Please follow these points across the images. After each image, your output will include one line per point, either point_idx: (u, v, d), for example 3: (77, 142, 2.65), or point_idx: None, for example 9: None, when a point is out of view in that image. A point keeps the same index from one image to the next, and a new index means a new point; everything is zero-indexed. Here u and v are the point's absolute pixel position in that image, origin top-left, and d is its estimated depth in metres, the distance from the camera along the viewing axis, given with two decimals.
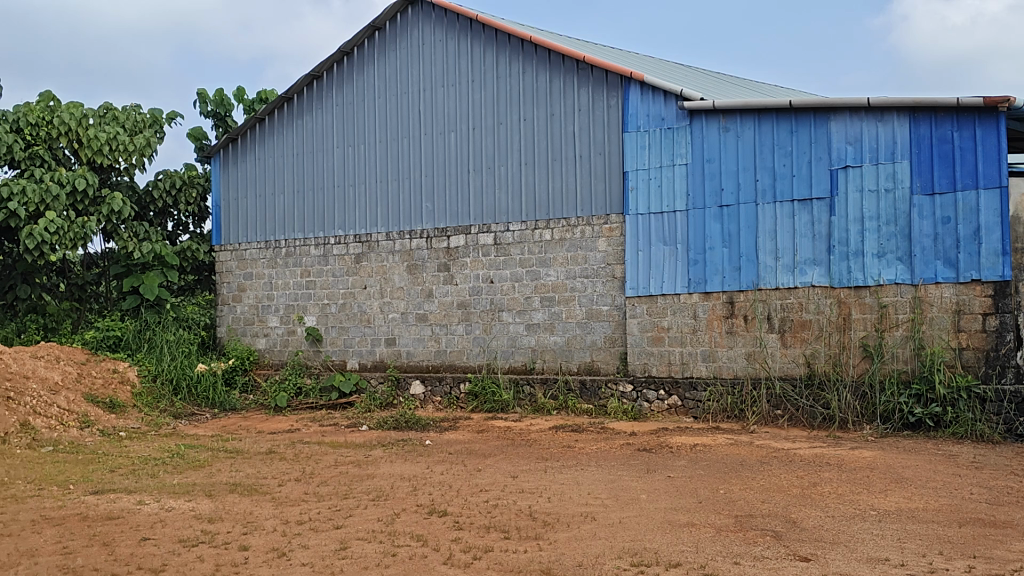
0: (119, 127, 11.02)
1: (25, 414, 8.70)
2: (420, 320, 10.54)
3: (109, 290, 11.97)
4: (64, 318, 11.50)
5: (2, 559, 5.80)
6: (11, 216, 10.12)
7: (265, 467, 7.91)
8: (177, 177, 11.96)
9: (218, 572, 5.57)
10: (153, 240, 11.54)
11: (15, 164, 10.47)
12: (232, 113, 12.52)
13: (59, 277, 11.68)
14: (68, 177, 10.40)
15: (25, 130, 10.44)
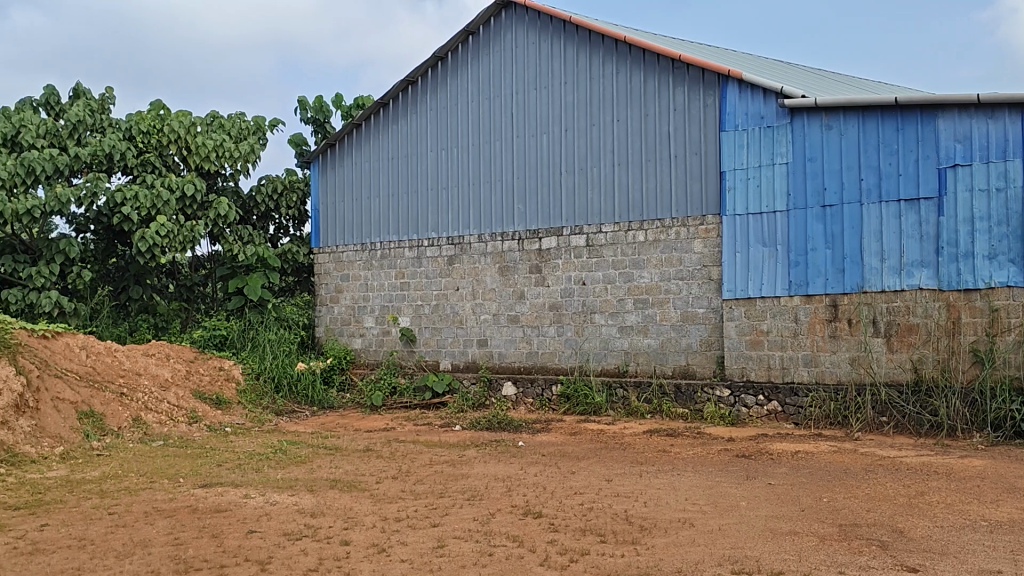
0: (225, 134, 11.43)
1: (137, 409, 9.16)
2: (512, 321, 10.59)
3: (215, 291, 12.45)
4: (173, 318, 11.92)
5: (119, 548, 6.10)
6: (125, 220, 10.58)
7: (363, 464, 8.08)
8: (278, 182, 12.36)
9: (321, 565, 5.72)
10: (256, 243, 11.94)
11: (128, 170, 10.95)
12: (331, 119, 12.85)
13: (169, 279, 12.16)
14: (178, 183, 10.83)
15: (138, 138, 10.98)
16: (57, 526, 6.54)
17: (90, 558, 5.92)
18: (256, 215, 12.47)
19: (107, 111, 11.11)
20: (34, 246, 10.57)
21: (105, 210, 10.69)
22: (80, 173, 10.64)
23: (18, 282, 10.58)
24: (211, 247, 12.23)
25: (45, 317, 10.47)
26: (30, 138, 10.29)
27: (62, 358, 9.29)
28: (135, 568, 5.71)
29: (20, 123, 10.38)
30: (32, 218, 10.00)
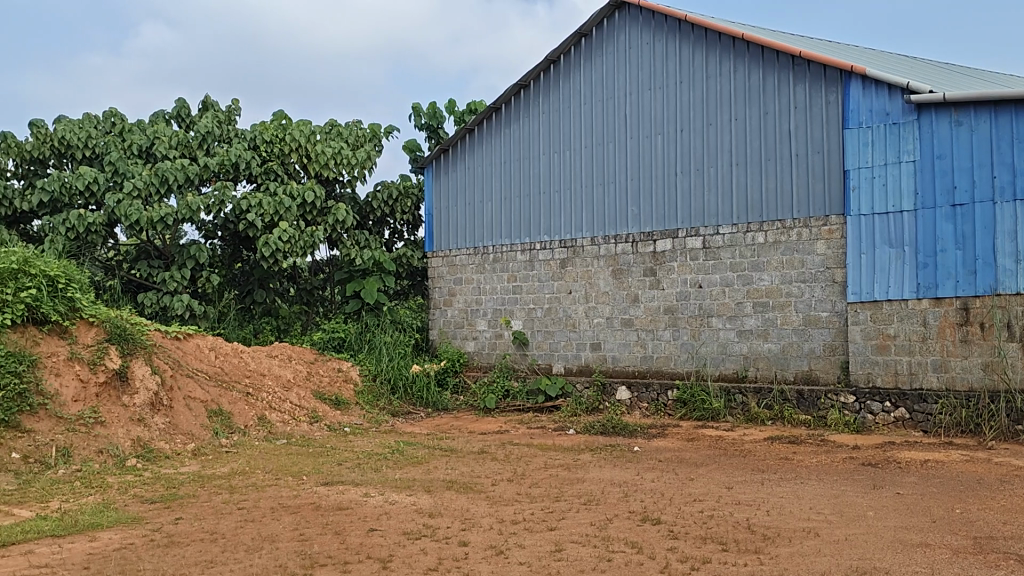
0: (343, 142, 11.76)
1: (262, 409, 9.54)
2: (626, 325, 10.52)
3: (333, 295, 12.76)
4: (295, 320, 12.35)
5: (249, 543, 6.35)
6: (250, 226, 11.00)
7: (478, 466, 8.17)
8: (394, 188, 12.60)
9: (441, 565, 5.79)
10: (372, 248, 12.24)
11: (253, 178, 11.37)
12: (444, 125, 13.06)
13: (290, 282, 12.58)
14: (299, 190, 11.19)
15: (262, 147, 11.41)
16: (191, 519, 6.86)
17: (222, 552, 6.18)
18: (372, 219, 12.79)
19: (233, 123, 11.61)
20: (167, 252, 11.10)
21: (231, 218, 11.12)
22: (208, 181, 11.12)
23: (153, 285, 11.14)
24: (330, 251, 12.58)
25: (177, 318, 10.98)
26: (163, 149, 10.83)
27: (193, 358, 9.79)
28: (264, 562, 5.92)
29: (154, 135, 10.95)
30: (165, 226, 10.48)
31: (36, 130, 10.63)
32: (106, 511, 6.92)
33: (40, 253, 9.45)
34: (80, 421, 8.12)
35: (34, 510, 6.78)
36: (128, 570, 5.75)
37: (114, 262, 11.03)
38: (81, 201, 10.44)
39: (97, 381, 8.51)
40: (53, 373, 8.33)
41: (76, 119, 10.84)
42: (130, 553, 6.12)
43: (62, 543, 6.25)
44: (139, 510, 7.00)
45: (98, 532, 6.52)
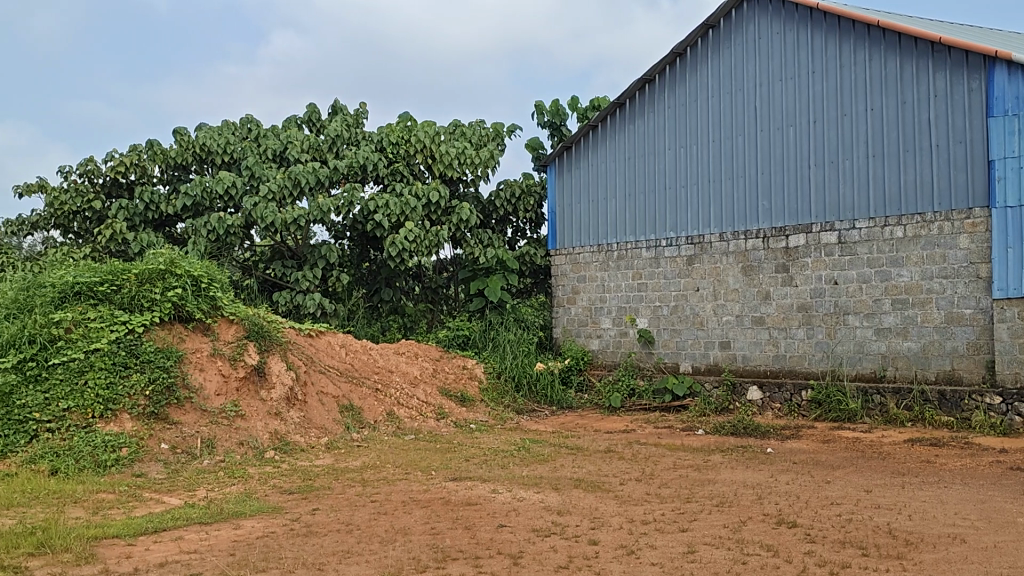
0: (467, 142, 11.90)
1: (391, 404, 9.80)
2: (757, 323, 10.26)
3: (457, 293, 12.96)
4: (420, 318, 12.73)
5: (383, 535, 6.51)
6: (378, 226, 11.28)
7: (606, 465, 8.15)
8: (516, 186, 12.68)
9: (571, 563, 5.77)
10: (495, 247, 12.34)
11: (380, 180, 11.67)
12: (566, 122, 13.06)
13: (416, 281, 12.86)
14: (424, 191, 11.39)
15: (388, 149, 11.68)
16: (327, 510, 7.08)
17: (357, 543, 6.35)
18: (495, 218, 12.95)
19: (361, 126, 11.95)
20: (300, 252, 11.50)
21: (359, 219, 11.42)
22: (338, 183, 11.46)
23: (287, 285, 11.57)
24: (454, 250, 12.78)
25: (310, 316, 11.37)
26: (296, 153, 11.25)
27: (325, 355, 10.13)
28: (398, 554, 6.05)
29: (287, 140, 11.38)
30: (298, 227, 10.87)
31: (179, 138, 11.24)
32: (248, 500, 7.23)
33: (184, 254, 9.97)
34: (222, 414, 8.56)
35: (182, 498, 7.16)
36: (270, 558, 5.99)
37: (250, 262, 11.52)
38: (221, 204, 10.96)
39: (237, 376, 8.94)
40: (198, 368, 8.78)
41: (216, 126, 11.40)
42: (272, 542, 6.37)
43: (209, 530, 6.56)
44: (279, 500, 7.28)
45: (242, 520, 6.82)
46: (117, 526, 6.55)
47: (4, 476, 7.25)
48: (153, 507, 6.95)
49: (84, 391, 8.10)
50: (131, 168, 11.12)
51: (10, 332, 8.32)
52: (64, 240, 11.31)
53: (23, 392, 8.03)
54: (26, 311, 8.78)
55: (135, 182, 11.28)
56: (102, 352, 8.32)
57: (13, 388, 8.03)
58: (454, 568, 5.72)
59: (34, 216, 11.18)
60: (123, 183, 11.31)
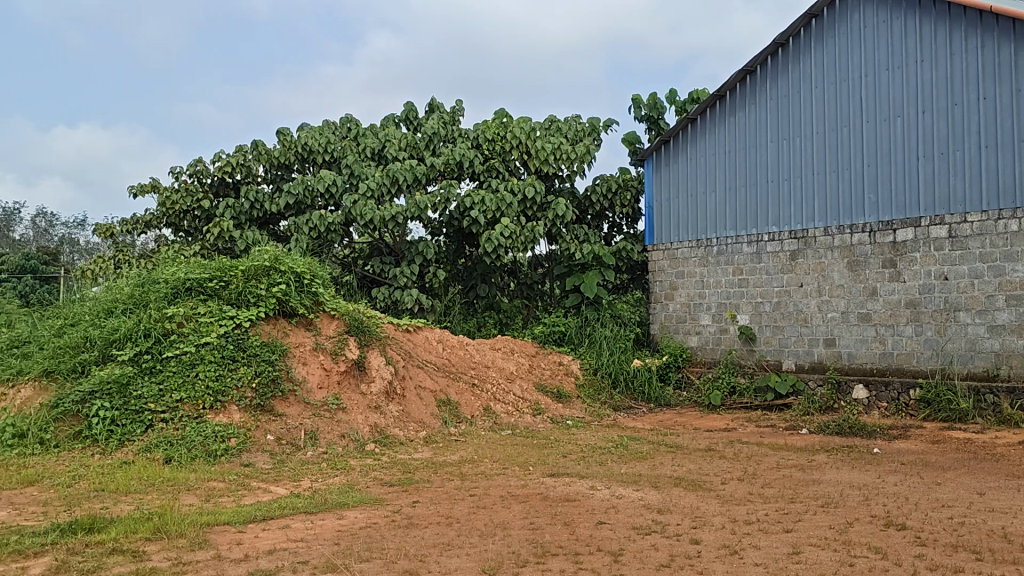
0: (563, 137, 11.85)
1: (488, 400, 9.89)
2: (863, 320, 9.94)
3: (553, 289, 12.95)
4: (516, 314, 12.86)
5: (482, 528, 6.56)
6: (474, 223, 11.38)
7: (706, 464, 8.03)
8: (612, 181, 12.57)
9: (672, 562, 5.69)
10: (591, 243, 12.28)
11: (476, 176, 11.76)
12: (665, 116, 12.92)
13: (511, 277, 12.95)
14: (520, 187, 11.42)
15: (484, 146, 11.79)
16: (427, 503, 7.18)
17: (457, 536, 6.41)
18: (591, 214, 12.91)
19: (458, 123, 12.09)
20: (397, 249, 11.69)
21: (455, 215, 11.53)
22: (435, 181, 11.61)
23: (385, 281, 11.80)
24: (550, 246, 12.79)
25: (407, 311, 11.56)
26: (394, 151, 11.45)
27: (423, 350, 10.30)
28: (498, 548, 6.09)
29: (386, 138, 11.59)
30: (396, 224, 11.02)
31: (282, 138, 11.57)
32: (351, 491, 7.38)
33: (288, 251, 10.26)
34: (325, 407, 8.78)
35: (288, 487, 7.36)
36: (373, 548, 6.10)
37: (350, 259, 11.79)
38: (322, 203, 11.24)
39: (339, 369, 9.16)
40: (301, 362, 9.04)
41: (317, 126, 11.71)
42: (374, 533, 6.49)
43: (314, 520, 6.74)
44: (380, 492, 7.41)
45: (345, 511, 6.97)
46: (227, 514, 6.78)
47: (122, 464, 7.63)
48: (261, 495, 7.17)
49: (195, 383, 8.44)
50: (237, 168, 11.51)
51: (128, 326, 8.86)
52: (175, 238, 11.82)
53: (139, 383, 8.45)
54: (142, 306, 9.28)
55: (241, 182, 11.67)
56: (212, 345, 8.68)
57: (130, 378, 8.49)
58: (553, 563, 5.71)
59: (147, 215, 11.68)
60: (229, 183, 11.72)
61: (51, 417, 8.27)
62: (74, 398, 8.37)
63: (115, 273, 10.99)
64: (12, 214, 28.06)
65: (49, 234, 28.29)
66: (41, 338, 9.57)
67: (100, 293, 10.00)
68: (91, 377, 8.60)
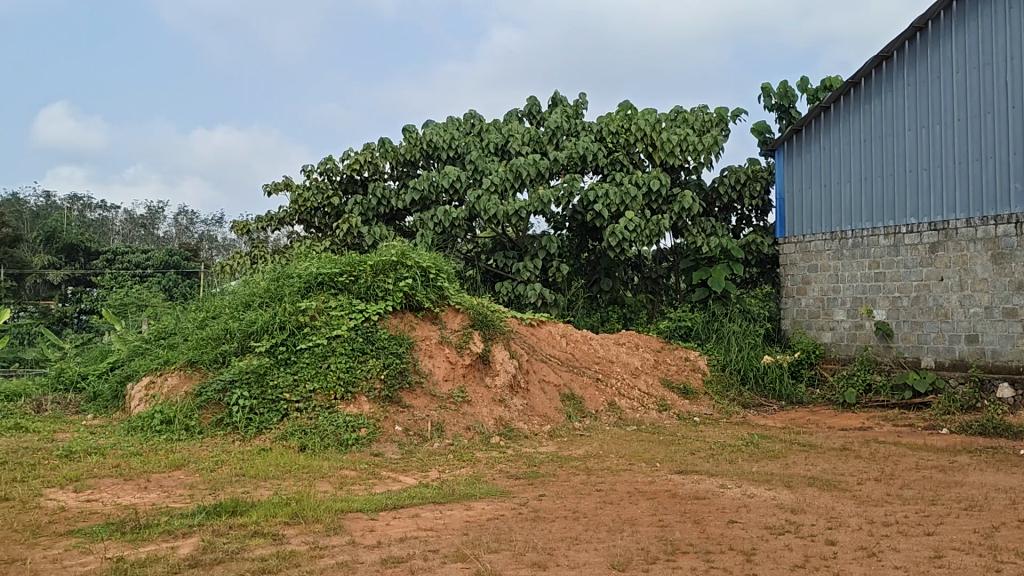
0: (689, 129, 11.61)
1: (612, 395, 9.84)
2: (1009, 316, 9.37)
3: (678, 284, 12.81)
4: (640, 309, 12.62)
5: (610, 524, 6.52)
6: (597, 217, 11.35)
7: (841, 465, 7.74)
8: (741, 172, 12.28)
9: (808, 562, 5.49)
10: (719, 236, 12.03)
11: (599, 170, 11.72)
12: (795, 105, 12.52)
13: (635, 271, 12.84)
14: (644, 179, 11.29)
15: (608, 139, 11.72)
16: (554, 497, 7.19)
17: (585, 531, 6.38)
18: (718, 206, 12.64)
19: (581, 117, 12.07)
20: (520, 243, 11.76)
21: (579, 209, 11.52)
22: (558, 175, 11.62)
23: (508, 275, 11.89)
24: (675, 239, 12.64)
25: (530, 305, 11.63)
26: (518, 145, 11.50)
27: (547, 344, 10.37)
28: (627, 544, 6.03)
29: (509, 133, 11.67)
30: (520, 219, 11.06)
31: (408, 135, 11.86)
32: (478, 483, 7.47)
33: (413, 246, 10.49)
34: (450, 399, 8.92)
35: (417, 477, 7.51)
36: (501, 539, 6.15)
37: (473, 254, 11.93)
38: (446, 198, 11.43)
39: (464, 363, 9.29)
40: (427, 355, 9.23)
41: (442, 123, 11.92)
42: (502, 524, 6.55)
43: (443, 509, 6.85)
44: (507, 484, 7.47)
45: (473, 502, 7.05)
46: (360, 501, 6.98)
47: (261, 451, 7.95)
48: (391, 485, 7.34)
49: (327, 374, 8.75)
50: (365, 166, 11.86)
51: (265, 318, 9.26)
52: (307, 234, 12.27)
53: (276, 374, 8.82)
54: (278, 300, 9.68)
55: (369, 179, 12.02)
56: (342, 338, 8.99)
57: (267, 369, 8.86)
58: (684, 561, 5.60)
59: (280, 213, 12.17)
60: (358, 180, 12.06)
61: (195, 404, 8.72)
62: (216, 386, 8.78)
63: (251, 268, 11.50)
64: (156, 213, 29.84)
65: (190, 232, 29.94)
66: (185, 330, 10.10)
67: (238, 288, 10.48)
68: (231, 367, 9.01)
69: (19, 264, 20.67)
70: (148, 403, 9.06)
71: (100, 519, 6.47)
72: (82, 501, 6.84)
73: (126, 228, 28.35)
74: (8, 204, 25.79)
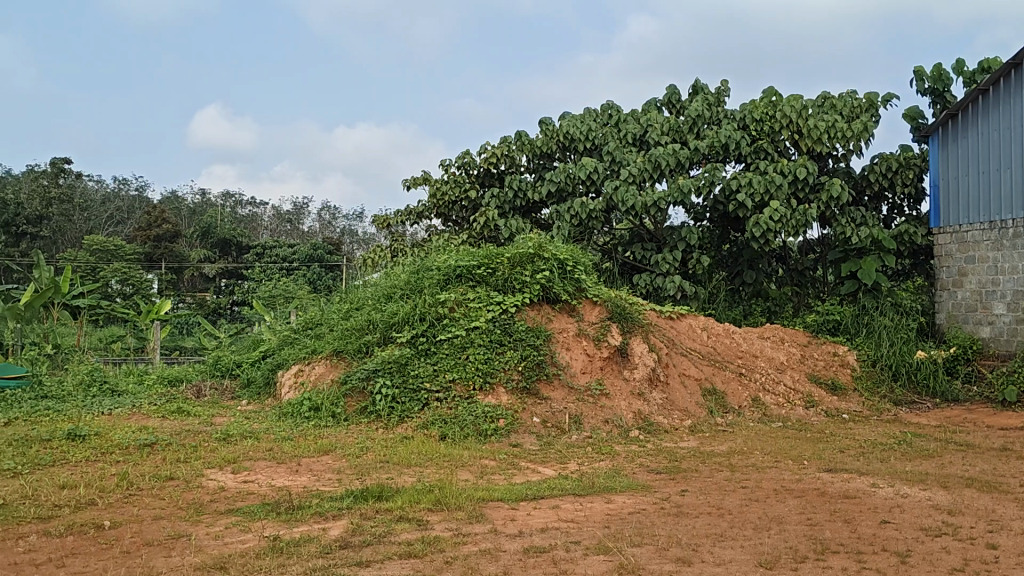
0: (837, 115, 11.16)
1: (756, 390, 9.61)
2: None
3: (826, 276, 12.46)
4: (785, 302, 12.36)
5: (756, 521, 6.32)
6: (740, 207, 11.10)
7: (1003, 466, 7.27)
8: (893, 159, 11.70)
9: (969, 567, 5.17)
10: (870, 226, 11.49)
11: (742, 158, 11.48)
12: (950, 88, 11.83)
13: (780, 263, 12.52)
14: (790, 167, 10.93)
15: (751, 126, 11.44)
16: (696, 493, 7.04)
17: (730, 528, 6.19)
18: (868, 195, 12.12)
19: (722, 104, 11.78)
20: (659, 235, 11.62)
21: (720, 199, 11.28)
22: (699, 164, 11.45)
23: (646, 267, 11.77)
24: (822, 230, 12.24)
25: (669, 298, 11.49)
26: (657, 135, 11.35)
27: (687, 338, 10.21)
28: (774, 542, 5.82)
29: (648, 123, 11.55)
30: (659, 210, 10.92)
31: (545, 127, 11.98)
32: (619, 476, 7.41)
33: (550, 238, 10.54)
34: (588, 392, 8.91)
35: (556, 469, 7.50)
36: (644, 534, 6.07)
37: (610, 246, 11.91)
38: (583, 189, 11.42)
39: (602, 355, 9.27)
40: (565, 347, 9.26)
41: (579, 114, 11.96)
42: (644, 519, 6.46)
43: (583, 502, 6.82)
44: (647, 478, 7.37)
45: (613, 495, 6.99)
46: (501, 491, 7.04)
47: (403, 439, 8.15)
48: (531, 476, 7.37)
49: (466, 364, 8.91)
50: (501, 159, 12.05)
51: (406, 309, 9.52)
52: (445, 227, 12.56)
53: (417, 364, 9.05)
54: (417, 291, 9.94)
55: (505, 172, 12.20)
56: (481, 330, 9.14)
57: (408, 359, 9.10)
58: (834, 561, 5.35)
59: (419, 207, 12.50)
60: (494, 173, 12.28)
61: (341, 393, 9.04)
62: (360, 375, 9.07)
63: (391, 261, 11.84)
64: (302, 208, 31.19)
65: (333, 226, 31.07)
66: (330, 321, 10.51)
67: (380, 280, 10.82)
68: (374, 357, 9.31)
69: (179, 258, 22.11)
70: (297, 390, 9.48)
71: (256, 499, 6.80)
72: (240, 482, 7.21)
73: (273, 223, 29.79)
74: (169, 202, 27.66)
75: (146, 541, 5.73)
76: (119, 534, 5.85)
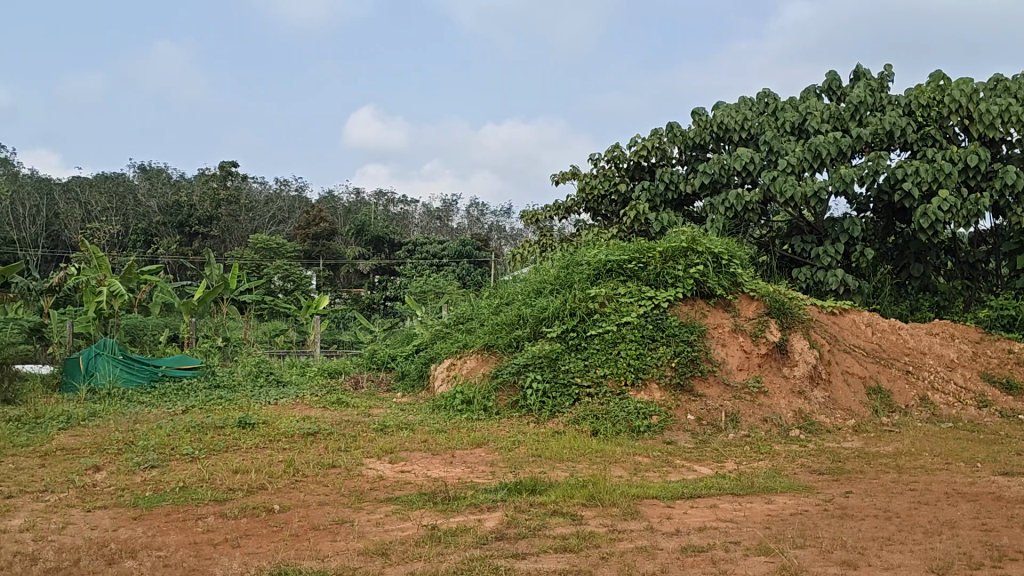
0: (1012, 98, 10.36)
1: (925, 389, 9.07)
2: None
3: (999, 269, 11.69)
4: (956, 296, 11.69)
5: (926, 525, 5.92)
6: (906, 196, 10.45)
7: None
8: None
9: None
10: None
11: (907, 146, 10.84)
12: None
13: (949, 256, 11.82)
14: (960, 154, 10.26)
15: (918, 112, 10.82)
16: (862, 494, 6.66)
17: (898, 531, 5.83)
18: None
19: (886, 90, 11.20)
20: (820, 227, 11.21)
21: (884, 188, 10.69)
22: (861, 153, 10.88)
23: (806, 260, 11.38)
24: (995, 221, 11.43)
25: (831, 292, 11.05)
26: (817, 123, 10.87)
27: (850, 334, 9.75)
28: (947, 547, 5.42)
29: (807, 111, 11.08)
30: (819, 200, 10.50)
31: (698, 118, 11.77)
32: (780, 477, 7.11)
33: (705, 231, 10.30)
34: (745, 390, 8.64)
35: (713, 467, 7.29)
36: (808, 535, 5.79)
37: (767, 239, 11.59)
38: (738, 180, 11.13)
39: (759, 352, 8.97)
40: (720, 343, 9.03)
41: (733, 104, 11.63)
42: (807, 520, 6.17)
43: (742, 501, 6.59)
44: (810, 479, 7.03)
45: (774, 496, 6.72)
46: (656, 488, 6.91)
47: (555, 433, 8.17)
48: (686, 474, 7.19)
49: (618, 360, 8.82)
50: (652, 152, 11.92)
51: (557, 305, 9.53)
52: (595, 222, 12.60)
53: (568, 359, 9.04)
54: (568, 287, 9.96)
55: (656, 165, 12.06)
56: (633, 325, 9.02)
57: (559, 354, 9.10)
58: (1015, 570, 4.94)
59: (567, 202, 12.52)
60: (644, 166, 12.16)
61: (493, 386, 9.17)
62: (511, 369, 9.16)
63: (541, 256, 11.93)
64: (450, 205, 31.97)
65: (481, 223, 31.60)
66: (481, 316, 10.70)
67: (529, 274, 10.91)
68: (525, 352, 9.37)
69: (336, 255, 23.13)
70: (450, 383, 9.69)
71: (414, 488, 6.97)
72: (398, 471, 7.42)
73: (424, 221, 30.67)
74: (326, 201, 29.01)
75: (312, 525, 5.97)
76: (288, 518, 6.13)
